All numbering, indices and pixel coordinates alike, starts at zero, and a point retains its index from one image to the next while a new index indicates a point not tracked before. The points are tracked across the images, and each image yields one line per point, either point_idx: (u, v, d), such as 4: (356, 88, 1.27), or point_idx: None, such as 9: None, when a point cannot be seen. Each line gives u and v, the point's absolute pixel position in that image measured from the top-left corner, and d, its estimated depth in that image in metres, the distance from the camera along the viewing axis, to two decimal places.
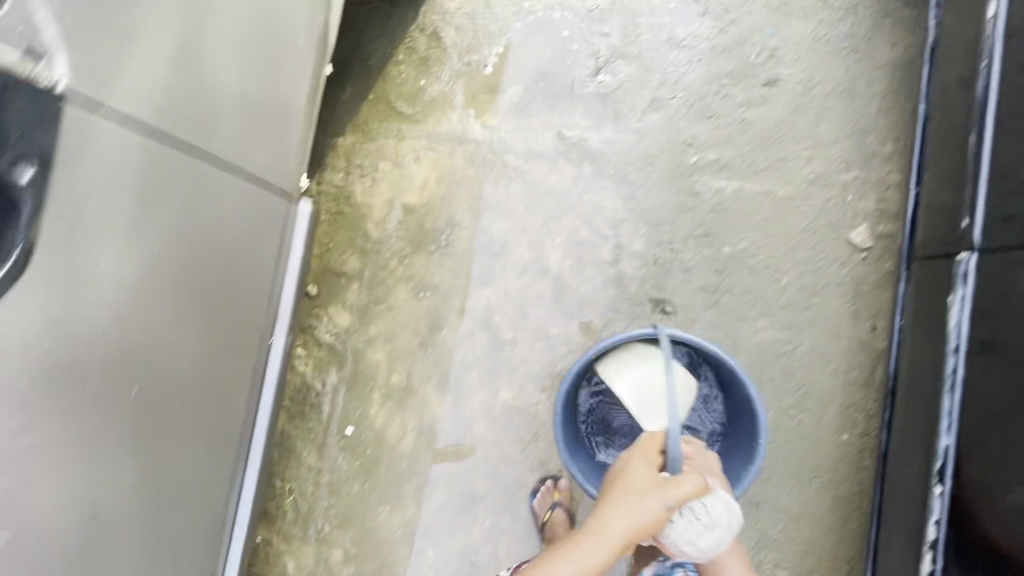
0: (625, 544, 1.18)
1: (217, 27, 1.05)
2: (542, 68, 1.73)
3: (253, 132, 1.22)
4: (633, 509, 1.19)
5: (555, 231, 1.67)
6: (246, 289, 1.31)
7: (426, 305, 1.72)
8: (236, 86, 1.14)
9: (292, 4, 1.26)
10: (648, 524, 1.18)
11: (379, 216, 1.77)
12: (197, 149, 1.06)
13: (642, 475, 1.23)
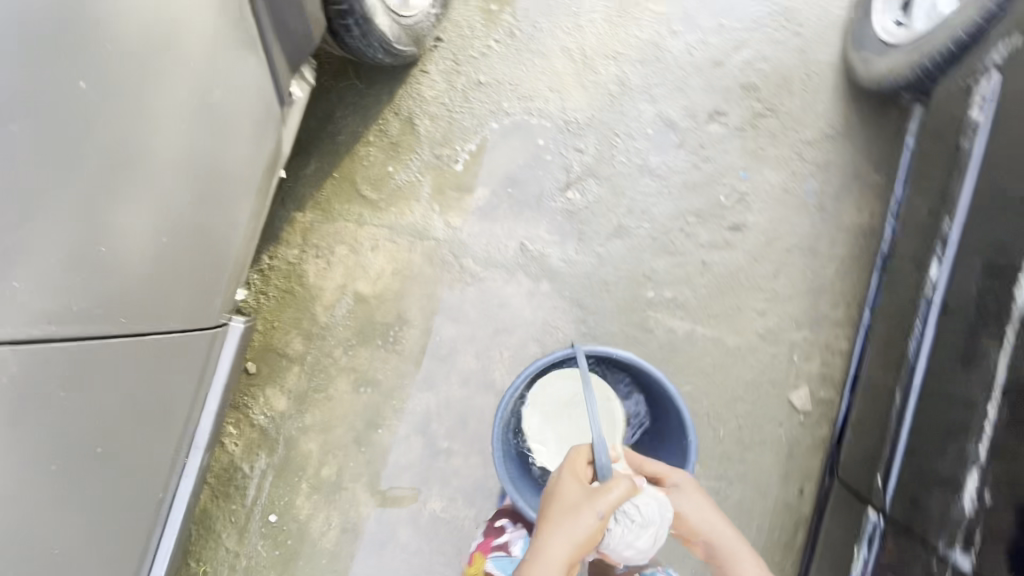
0: (567, 564, 0.98)
1: (124, 195, 0.85)
2: (513, 174, 1.69)
3: (171, 289, 1.02)
4: (563, 526, 1.01)
5: (505, 344, 1.65)
6: (154, 453, 1.13)
7: (366, 399, 1.68)
8: (149, 248, 0.93)
9: (235, 134, 1.06)
10: (581, 537, 1.00)
11: (329, 301, 1.72)
12: (116, 313, 0.91)
13: (572, 495, 1.06)
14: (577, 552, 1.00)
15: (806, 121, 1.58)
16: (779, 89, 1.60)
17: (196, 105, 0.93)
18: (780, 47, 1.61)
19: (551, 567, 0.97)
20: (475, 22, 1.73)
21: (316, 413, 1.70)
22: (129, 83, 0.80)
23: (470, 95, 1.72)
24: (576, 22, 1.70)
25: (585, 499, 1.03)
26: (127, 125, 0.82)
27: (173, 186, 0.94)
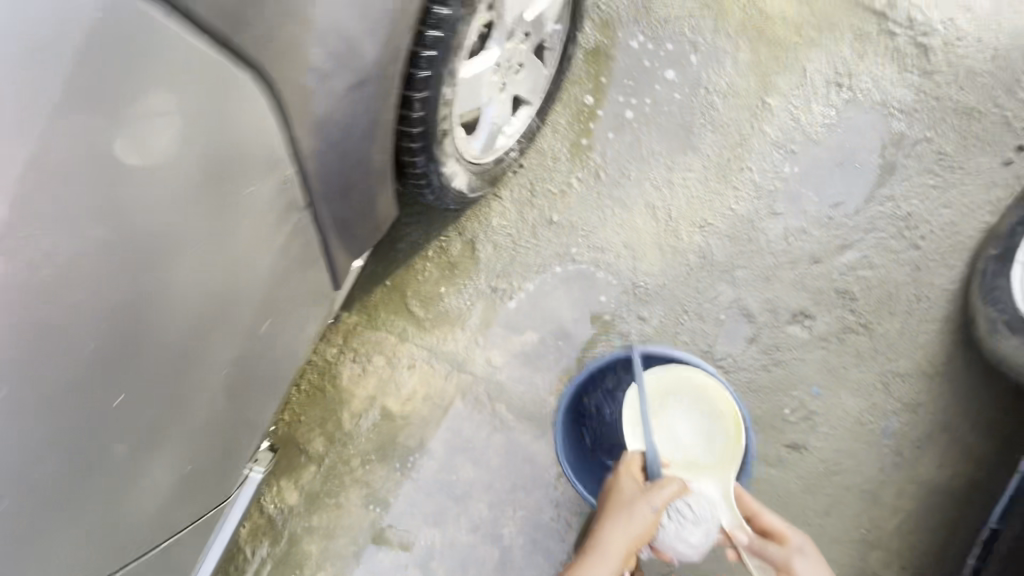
0: (625, 558, 1.08)
1: (149, 454, 0.85)
2: (567, 325, 1.60)
3: (196, 491, 1.02)
4: (620, 516, 1.12)
5: (522, 500, 1.59)
6: None
7: (373, 516, 1.67)
8: (174, 475, 0.94)
9: (279, 337, 1.02)
10: (637, 528, 1.10)
11: (356, 408, 1.69)
12: (141, 541, 0.93)
13: (628, 492, 1.17)
14: (636, 543, 1.11)
15: (901, 350, 1.42)
16: (878, 306, 1.43)
17: (238, 355, 0.92)
18: (890, 258, 1.44)
19: (609, 558, 1.08)
20: (561, 156, 1.63)
21: (324, 518, 1.69)
22: (162, 380, 0.80)
23: (538, 231, 1.63)
24: (668, 178, 1.57)
25: (637, 490, 1.16)
26: (156, 406, 0.81)
27: (205, 420, 0.94)
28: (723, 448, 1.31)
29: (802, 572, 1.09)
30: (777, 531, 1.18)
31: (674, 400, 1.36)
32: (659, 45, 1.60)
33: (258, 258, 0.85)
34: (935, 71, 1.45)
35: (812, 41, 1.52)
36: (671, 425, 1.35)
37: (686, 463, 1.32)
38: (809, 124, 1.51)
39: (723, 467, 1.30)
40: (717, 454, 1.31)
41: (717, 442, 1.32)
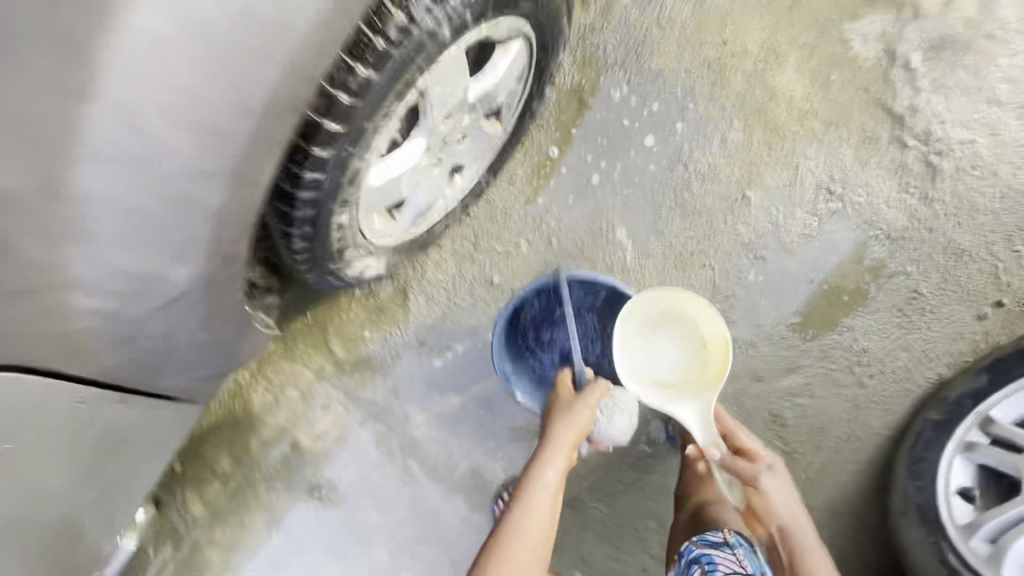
0: (570, 453, 1.23)
1: None
2: (491, 395, 1.55)
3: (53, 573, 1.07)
4: (564, 415, 1.27)
5: (422, 551, 1.60)
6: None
7: (274, 542, 1.67)
8: None
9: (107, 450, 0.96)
10: (578, 423, 1.26)
11: (266, 437, 1.63)
12: None
13: (564, 400, 1.31)
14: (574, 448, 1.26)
15: (816, 483, 1.38)
16: (805, 435, 1.38)
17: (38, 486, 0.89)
18: (831, 389, 1.37)
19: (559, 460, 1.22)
20: (513, 212, 1.44)
21: (225, 536, 1.68)
22: None
23: (475, 291, 1.49)
24: (624, 260, 1.41)
25: (570, 395, 1.31)
26: None
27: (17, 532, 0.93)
28: (714, 364, 1.24)
29: (772, 481, 1.15)
30: (750, 450, 1.20)
31: (660, 320, 1.29)
32: (644, 102, 1.37)
33: (55, 405, 0.81)
34: (936, 199, 1.29)
35: (813, 135, 1.32)
36: (653, 352, 1.28)
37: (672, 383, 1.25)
38: (787, 231, 1.35)
39: (713, 381, 1.22)
40: (704, 362, 1.25)
41: (704, 363, 1.25)
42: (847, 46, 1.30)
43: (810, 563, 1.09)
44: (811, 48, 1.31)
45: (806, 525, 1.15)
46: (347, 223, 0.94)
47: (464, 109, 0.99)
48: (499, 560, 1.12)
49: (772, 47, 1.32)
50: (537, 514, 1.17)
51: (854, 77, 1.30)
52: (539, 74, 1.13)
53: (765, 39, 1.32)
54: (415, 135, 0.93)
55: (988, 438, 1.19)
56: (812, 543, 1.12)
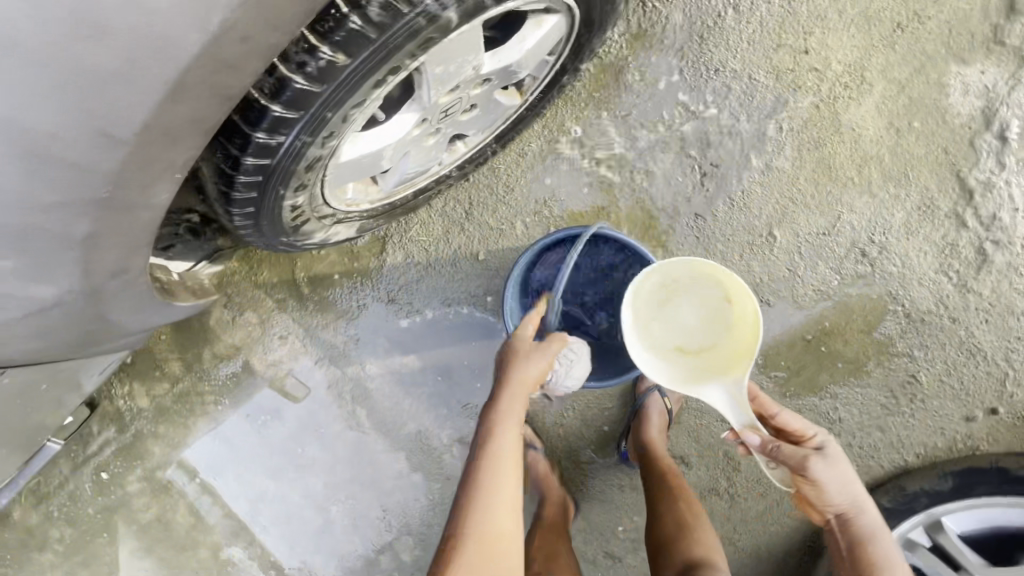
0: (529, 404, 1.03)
1: None
2: (452, 368, 1.47)
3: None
4: (523, 363, 1.06)
5: (355, 492, 1.62)
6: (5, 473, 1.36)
7: (216, 448, 1.69)
8: None
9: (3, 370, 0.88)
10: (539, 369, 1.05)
11: (220, 352, 1.59)
12: None
13: (522, 347, 1.09)
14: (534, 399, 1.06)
15: (748, 530, 1.37)
16: (751, 482, 1.36)
17: None
18: None
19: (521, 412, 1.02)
20: (517, 188, 1.31)
21: (170, 431, 1.70)
22: None
23: (458, 261, 1.38)
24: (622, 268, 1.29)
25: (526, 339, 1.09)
26: None
27: None
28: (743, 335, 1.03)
29: (834, 464, 0.94)
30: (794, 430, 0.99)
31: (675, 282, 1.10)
32: (693, 99, 1.18)
33: None
34: (973, 290, 1.17)
35: (868, 186, 1.16)
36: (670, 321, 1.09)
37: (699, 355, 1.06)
38: (803, 282, 1.23)
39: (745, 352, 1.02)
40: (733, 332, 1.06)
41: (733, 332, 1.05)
42: (944, 92, 1.10)
43: (882, 558, 0.92)
44: (902, 83, 1.11)
45: (871, 518, 0.95)
46: (312, 195, 0.83)
47: (473, 85, 0.83)
48: (472, 544, 0.87)
49: (858, 71, 1.12)
50: (506, 489, 0.92)
51: (936, 132, 1.12)
52: (577, 52, 0.95)
53: (854, 60, 1.11)
54: (407, 109, 0.79)
55: (930, 542, 1.17)
56: (875, 539, 0.93)
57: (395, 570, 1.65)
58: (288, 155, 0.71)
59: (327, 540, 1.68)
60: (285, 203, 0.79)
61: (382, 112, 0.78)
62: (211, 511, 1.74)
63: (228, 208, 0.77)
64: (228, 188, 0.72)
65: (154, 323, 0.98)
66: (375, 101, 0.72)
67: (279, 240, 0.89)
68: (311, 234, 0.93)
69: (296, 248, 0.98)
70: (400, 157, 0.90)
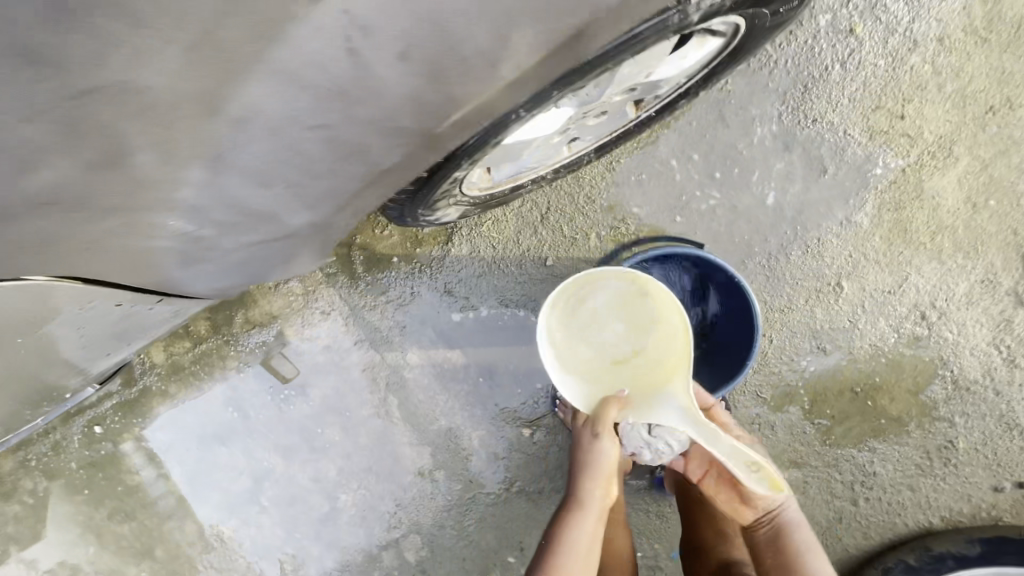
0: (601, 498, 1.07)
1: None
2: (495, 369, 1.45)
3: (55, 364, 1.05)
4: (590, 463, 1.07)
5: (369, 482, 1.57)
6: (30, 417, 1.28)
7: (228, 418, 1.62)
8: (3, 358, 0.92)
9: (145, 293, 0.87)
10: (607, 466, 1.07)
11: (254, 317, 1.53)
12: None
13: (587, 441, 1.08)
14: (608, 488, 1.08)
15: None
16: None
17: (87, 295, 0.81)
18: (826, 497, 1.33)
19: (591, 506, 1.06)
20: (598, 201, 1.31)
21: (181, 393, 1.62)
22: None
23: (524, 263, 1.38)
24: None
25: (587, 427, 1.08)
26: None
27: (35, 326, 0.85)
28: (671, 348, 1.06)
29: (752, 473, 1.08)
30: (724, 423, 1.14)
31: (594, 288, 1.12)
32: (787, 144, 1.22)
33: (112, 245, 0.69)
34: (1019, 366, 1.23)
35: (938, 253, 1.21)
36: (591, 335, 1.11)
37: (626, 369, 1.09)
38: (861, 335, 1.27)
39: (675, 367, 1.05)
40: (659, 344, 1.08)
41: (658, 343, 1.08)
42: (1022, 177, 1.17)
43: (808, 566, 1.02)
44: (985, 162, 1.17)
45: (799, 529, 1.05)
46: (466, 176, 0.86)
47: (625, 91, 0.83)
48: None
49: (947, 144, 1.17)
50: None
51: (1009, 213, 1.18)
52: (709, 77, 0.97)
53: (945, 132, 1.17)
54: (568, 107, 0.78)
55: None
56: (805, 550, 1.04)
57: (396, 569, 1.59)
58: (474, 147, 0.74)
59: (329, 528, 1.62)
60: (441, 186, 0.84)
61: (556, 110, 0.77)
62: (209, 482, 1.66)
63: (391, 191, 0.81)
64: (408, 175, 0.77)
65: (251, 274, 0.95)
66: (560, 96, 0.72)
67: (420, 212, 0.95)
68: (444, 208, 0.98)
69: (428, 219, 1.03)
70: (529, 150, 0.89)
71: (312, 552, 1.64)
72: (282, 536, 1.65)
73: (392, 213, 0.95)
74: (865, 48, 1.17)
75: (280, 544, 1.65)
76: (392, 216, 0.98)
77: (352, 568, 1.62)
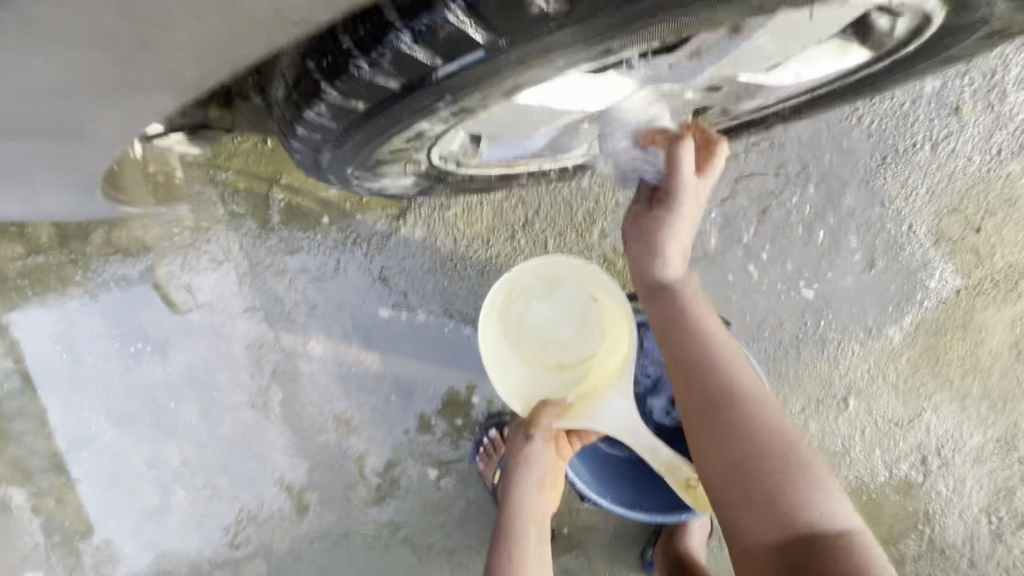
0: (542, 504, 0.93)
1: None
2: (414, 391, 1.15)
3: None
4: (515, 465, 0.93)
5: (219, 484, 1.23)
6: None
7: (51, 356, 1.21)
8: None
9: None
10: (537, 469, 0.93)
11: (122, 240, 1.15)
12: None
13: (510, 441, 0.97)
14: (541, 497, 0.93)
15: None
16: None
17: None
18: None
19: (524, 522, 0.90)
20: (601, 222, 1.04)
21: None
22: None
23: (488, 273, 1.08)
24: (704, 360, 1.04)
25: (517, 432, 0.95)
26: None
27: None
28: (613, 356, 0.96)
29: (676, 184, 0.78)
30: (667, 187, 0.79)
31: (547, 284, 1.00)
32: (841, 222, 0.99)
33: None
34: (1008, 546, 1.05)
35: (962, 395, 1.02)
36: (539, 332, 1.00)
37: (568, 376, 0.99)
38: (853, 469, 1.05)
39: (614, 384, 0.93)
40: (595, 358, 0.98)
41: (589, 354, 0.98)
42: None
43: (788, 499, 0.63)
44: None
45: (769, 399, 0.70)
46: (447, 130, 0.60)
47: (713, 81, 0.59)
48: None
49: (1014, 276, 0.98)
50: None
51: None
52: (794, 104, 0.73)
53: (1018, 262, 0.98)
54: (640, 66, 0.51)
55: None
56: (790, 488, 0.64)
57: None
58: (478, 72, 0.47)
59: (153, 525, 1.26)
60: (406, 130, 0.58)
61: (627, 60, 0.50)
62: (4, 433, 1.25)
63: (315, 98, 0.54)
64: (340, 57, 0.49)
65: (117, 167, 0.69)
66: (671, 23, 0.44)
67: (367, 162, 0.66)
68: (400, 170, 0.69)
69: (372, 182, 0.73)
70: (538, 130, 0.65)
71: (123, 549, 1.28)
72: (89, 522, 1.27)
73: (326, 156, 0.65)
74: (966, 135, 0.96)
75: (84, 529, 1.28)
76: (328, 168, 0.69)
77: None
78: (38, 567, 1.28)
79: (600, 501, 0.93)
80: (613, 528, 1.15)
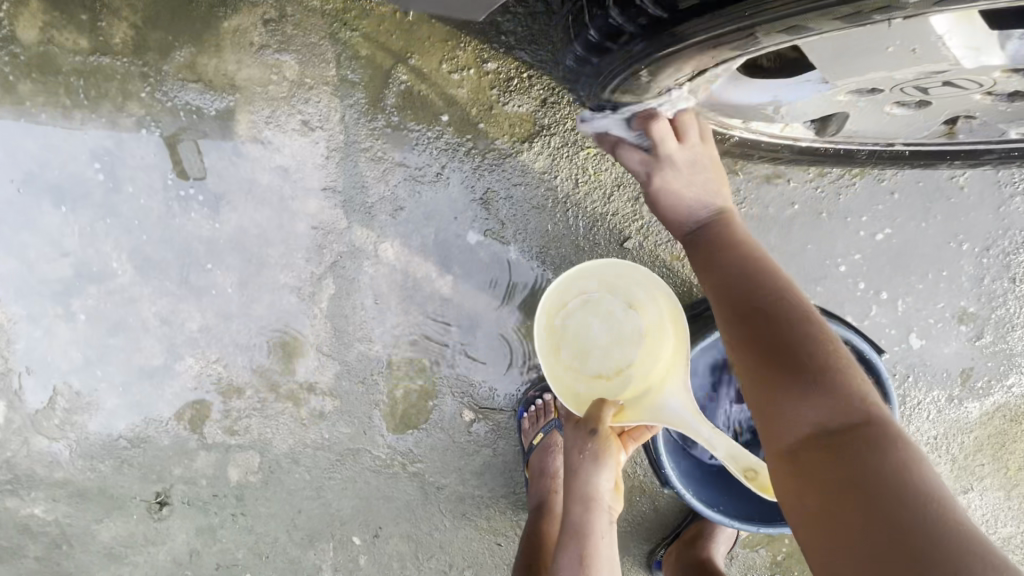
0: (610, 501, 0.84)
1: None
2: (477, 329, 1.07)
3: None
4: (583, 466, 0.81)
5: (234, 364, 1.12)
6: None
7: (84, 171, 1.07)
8: None
9: None
10: (606, 470, 0.81)
11: (208, 69, 1.01)
12: None
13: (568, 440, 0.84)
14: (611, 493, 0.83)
15: None
16: None
17: None
18: None
19: (591, 518, 0.82)
20: None
21: (33, 106, 1.04)
22: None
23: (596, 228, 1.01)
24: None
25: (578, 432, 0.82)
26: None
27: None
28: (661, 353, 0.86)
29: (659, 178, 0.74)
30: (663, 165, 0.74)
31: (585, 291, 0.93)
32: (967, 285, 0.97)
33: None
34: None
35: (1011, 484, 1.03)
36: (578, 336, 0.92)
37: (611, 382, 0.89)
38: None
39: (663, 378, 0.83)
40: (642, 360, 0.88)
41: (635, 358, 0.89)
42: None
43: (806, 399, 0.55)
44: None
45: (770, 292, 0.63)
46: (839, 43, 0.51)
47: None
48: None
49: None
50: None
51: None
52: (1019, 132, 0.76)
53: None
54: None
55: None
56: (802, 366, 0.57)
57: (205, 479, 1.17)
58: None
59: (146, 387, 1.15)
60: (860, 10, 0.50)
61: None
62: (5, 242, 1.10)
63: None
64: None
65: None
66: None
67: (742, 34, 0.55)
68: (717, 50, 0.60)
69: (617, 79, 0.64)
70: (835, 82, 0.62)
71: (103, 404, 1.16)
72: (74, 364, 1.14)
73: (707, 2, 0.54)
74: None
75: (66, 371, 1.15)
76: (678, 22, 0.58)
77: (149, 448, 1.17)
78: (2, 396, 1.15)
79: (681, 490, 0.92)
80: (633, 520, 1.12)
